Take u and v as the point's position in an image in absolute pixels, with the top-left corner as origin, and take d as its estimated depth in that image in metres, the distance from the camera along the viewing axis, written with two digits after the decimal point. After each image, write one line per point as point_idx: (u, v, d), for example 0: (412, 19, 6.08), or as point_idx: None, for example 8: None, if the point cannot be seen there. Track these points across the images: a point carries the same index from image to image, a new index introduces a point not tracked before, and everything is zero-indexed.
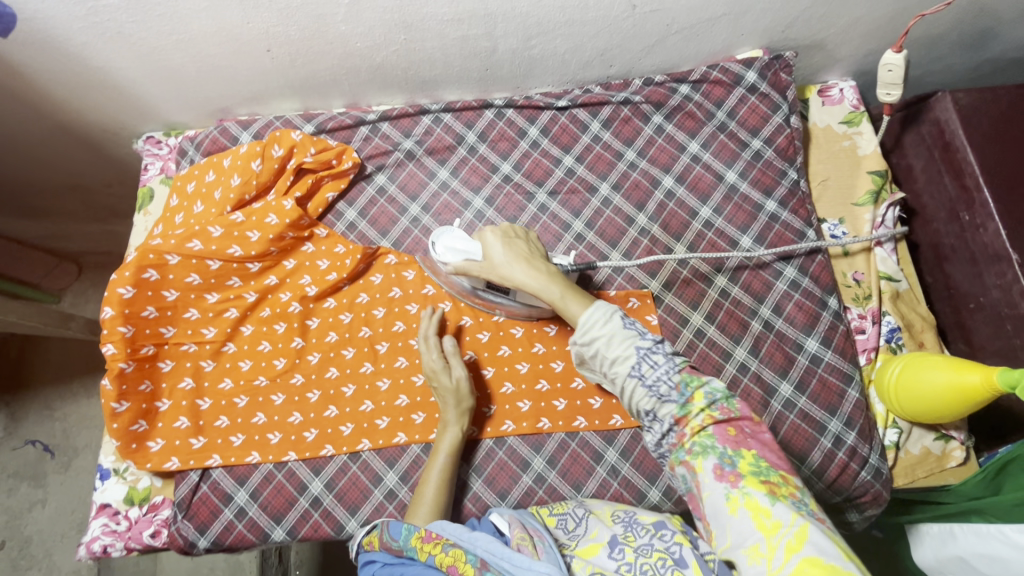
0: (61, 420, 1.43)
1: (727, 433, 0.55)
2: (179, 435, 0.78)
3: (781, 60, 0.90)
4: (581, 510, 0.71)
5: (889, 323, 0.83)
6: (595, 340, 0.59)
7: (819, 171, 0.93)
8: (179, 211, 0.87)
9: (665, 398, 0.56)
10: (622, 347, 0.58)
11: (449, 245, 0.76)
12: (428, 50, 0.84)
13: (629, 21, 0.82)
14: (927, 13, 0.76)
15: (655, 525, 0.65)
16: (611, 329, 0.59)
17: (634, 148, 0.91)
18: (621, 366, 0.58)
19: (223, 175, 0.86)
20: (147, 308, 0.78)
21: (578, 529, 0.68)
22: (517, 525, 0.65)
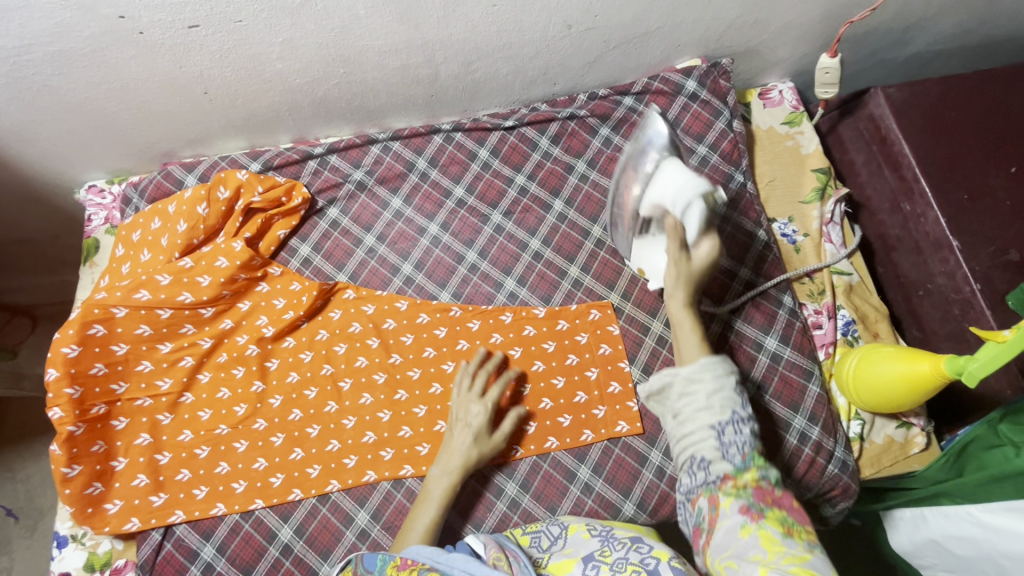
0: (23, 481, 1.37)
1: (767, 496, 0.56)
2: (137, 493, 0.75)
3: (719, 67, 0.92)
4: (556, 528, 0.70)
5: (843, 316, 0.85)
6: (701, 384, 0.63)
7: (765, 172, 0.95)
8: (126, 261, 0.85)
9: (727, 455, 0.59)
10: (721, 403, 0.62)
11: (678, 181, 0.69)
12: (370, 81, 0.84)
13: (567, 40, 0.83)
14: (859, 16, 0.79)
15: (631, 539, 0.64)
16: (719, 381, 0.62)
17: (585, 161, 0.92)
18: (706, 415, 0.61)
19: (168, 220, 0.84)
20: (96, 365, 0.75)
21: (550, 547, 0.67)
22: (494, 546, 0.64)
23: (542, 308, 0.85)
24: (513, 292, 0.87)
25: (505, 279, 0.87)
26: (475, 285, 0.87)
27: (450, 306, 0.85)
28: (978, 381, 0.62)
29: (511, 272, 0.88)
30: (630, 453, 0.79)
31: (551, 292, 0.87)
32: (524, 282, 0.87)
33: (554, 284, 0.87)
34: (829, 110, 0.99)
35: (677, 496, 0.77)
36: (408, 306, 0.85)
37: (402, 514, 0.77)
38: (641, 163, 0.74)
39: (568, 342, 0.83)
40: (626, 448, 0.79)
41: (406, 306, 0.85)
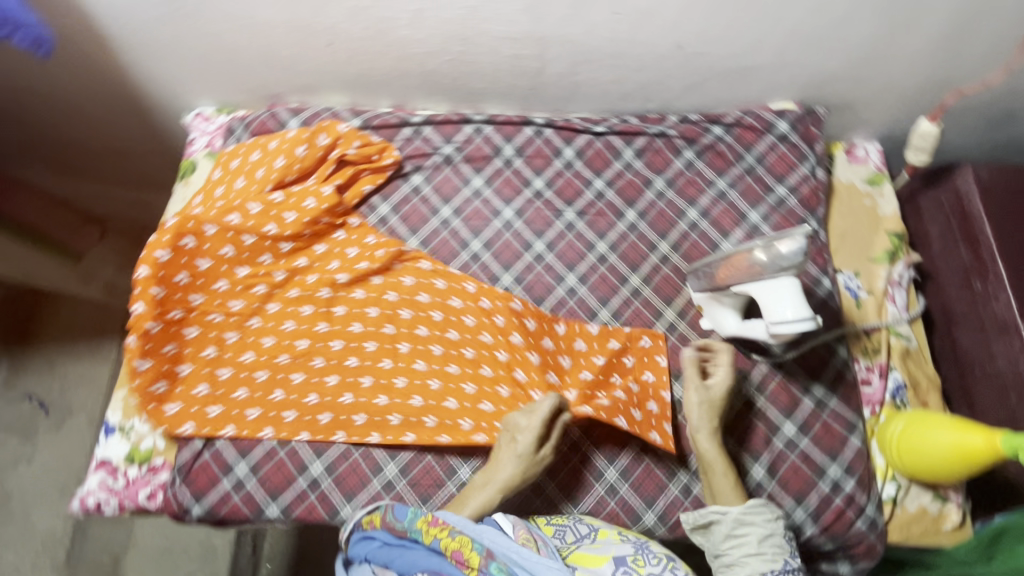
0: (60, 377, 1.43)
1: None
2: (195, 401, 0.79)
3: (812, 114, 0.94)
4: (583, 527, 0.71)
5: (895, 378, 0.85)
6: (751, 522, 0.68)
7: (838, 226, 0.95)
8: (220, 184, 0.90)
9: (790, 571, 0.65)
10: (773, 549, 0.67)
11: (797, 306, 0.69)
12: (480, 63, 0.88)
13: (674, 60, 0.86)
14: None
15: (666, 555, 0.64)
16: (773, 528, 0.68)
17: (664, 178, 0.95)
18: (759, 562, 0.66)
19: (267, 155, 0.90)
20: (181, 273, 0.80)
21: (578, 541, 0.69)
22: (522, 526, 0.65)
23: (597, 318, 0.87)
24: (572, 288, 0.89)
25: (568, 274, 0.90)
26: (538, 273, 0.90)
27: (511, 298, 0.87)
28: None
29: (574, 269, 0.90)
30: (659, 465, 0.80)
31: (610, 295, 0.89)
32: (585, 281, 0.89)
33: (613, 288, 0.89)
34: (912, 177, 0.99)
35: None
36: (474, 289, 0.88)
37: (430, 475, 0.79)
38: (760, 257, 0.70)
39: (616, 360, 0.85)
40: (657, 460, 0.80)
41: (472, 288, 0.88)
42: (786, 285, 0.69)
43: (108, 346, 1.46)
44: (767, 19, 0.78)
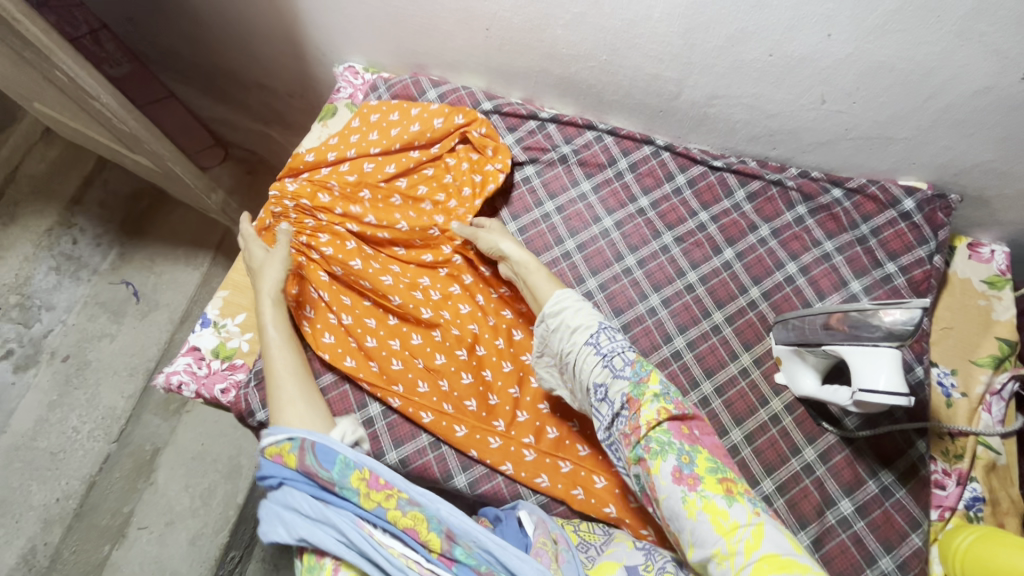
0: (156, 274, 1.56)
1: (682, 430, 0.62)
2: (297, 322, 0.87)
3: (945, 199, 0.89)
4: (603, 539, 0.70)
5: (973, 489, 0.79)
6: (565, 319, 0.72)
7: (944, 317, 0.91)
8: (357, 133, 0.97)
9: (619, 377, 0.66)
10: (585, 317, 0.71)
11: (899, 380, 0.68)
12: (619, 76, 0.92)
13: (812, 113, 0.86)
14: None
15: (677, 563, 0.62)
16: (579, 305, 0.72)
17: (770, 227, 0.94)
18: (581, 336, 0.70)
19: (405, 118, 0.96)
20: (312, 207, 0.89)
21: (593, 554, 0.68)
22: (542, 529, 0.67)
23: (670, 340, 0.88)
24: (653, 308, 0.90)
25: (652, 294, 0.90)
26: (622, 285, 0.91)
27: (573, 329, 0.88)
28: None
29: (660, 290, 0.91)
30: None
31: (690, 325, 0.89)
32: (668, 304, 0.90)
33: (695, 319, 0.89)
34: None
35: None
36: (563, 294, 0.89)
37: None
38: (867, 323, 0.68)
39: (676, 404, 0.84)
40: None
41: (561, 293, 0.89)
42: (887, 356, 0.68)
43: (203, 257, 1.60)
44: (923, 93, 0.77)
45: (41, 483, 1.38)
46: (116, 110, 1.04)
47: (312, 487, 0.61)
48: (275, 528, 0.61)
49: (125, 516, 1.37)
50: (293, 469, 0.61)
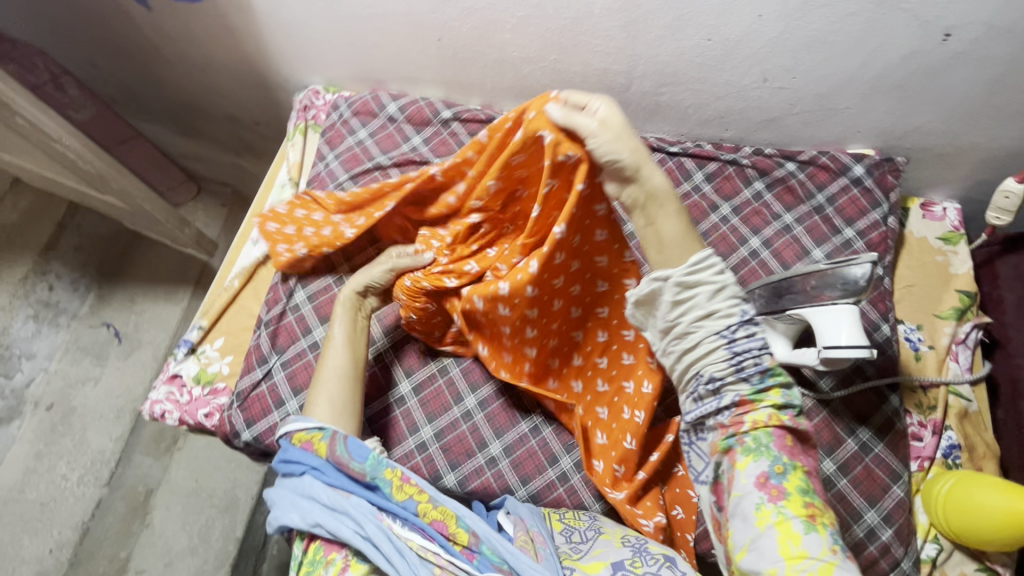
0: (136, 314, 1.56)
1: (785, 441, 0.59)
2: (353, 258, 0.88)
3: (891, 162, 0.93)
4: (590, 530, 0.72)
5: (949, 437, 0.82)
6: (701, 293, 0.61)
7: (905, 276, 0.94)
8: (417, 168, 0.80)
9: (743, 377, 0.61)
10: (729, 304, 0.62)
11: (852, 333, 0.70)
12: (570, 73, 0.95)
13: (757, 92, 0.89)
14: None
15: (665, 558, 0.65)
16: (723, 281, 0.61)
17: (731, 205, 0.97)
18: (716, 320, 0.62)
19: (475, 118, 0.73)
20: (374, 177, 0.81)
21: (580, 546, 0.69)
22: (522, 527, 0.70)
23: None
24: None
25: None
26: None
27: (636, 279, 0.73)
28: None
29: None
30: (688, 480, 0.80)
31: None
32: None
33: None
34: (990, 241, 0.94)
35: None
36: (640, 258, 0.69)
37: (462, 442, 0.83)
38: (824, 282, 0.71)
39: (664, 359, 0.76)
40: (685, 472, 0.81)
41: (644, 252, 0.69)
42: (845, 312, 0.71)
43: (182, 294, 1.58)
44: (855, 63, 0.81)
45: (34, 535, 1.36)
46: (81, 151, 1.06)
47: (339, 478, 0.66)
48: (287, 513, 0.64)
49: (122, 561, 1.35)
50: (323, 458, 0.66)
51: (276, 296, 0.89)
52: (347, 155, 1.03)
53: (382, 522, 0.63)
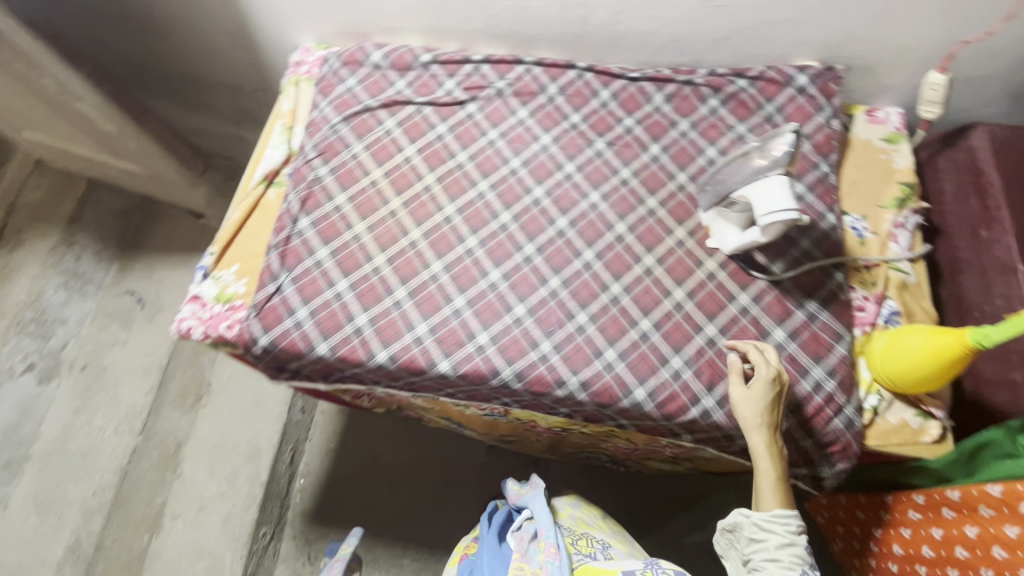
0: (156, 281, 1.69)
1: (582, 507, 1.11)
2: (973, 542, 0.79)
3: (833, 72, 1.02)
4: (602, 548, 0.99)
5: (890, 306, 0.92)
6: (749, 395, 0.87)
7: (851, 173, 1.02)
8: (928, 544, 0.86)
9: None
10: None
11: (779, 192, 0.80)
12: (535, 10, 1.05)
13: (704, 11, 0.99)
14: (972, 39, 0.92)
15: (674, 571, 0.85)
16: None
17: (688, 121, 1.05)
18: None
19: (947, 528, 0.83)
20: (950, 511, 0.83)
21: (597, 544, 1.00)
22: (525, 542, 0.95)
23: (616, 221, 0.98)
24: (595, 203, 1.00)
25: (592, 192, 1.01)
26: (566, 189, 1.01)
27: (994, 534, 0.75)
28: (1001, 339, 0.71)
29: (599, 188, 1.01)
30: (655, 353, 0.88)
31: (628, 211, 0.99)
32: (607, 198, 1.00)
33: (632, 206, 0.99)
34: (930, 140, 1.04)
35: (684, 399, 0.86)
36: (954, 515, 0.82)
37: (453, 336, 0.91)
38: (757, 159, 0.83)
39: (980, 552, 0.77)
40: (652, 347, 0.88)
41: (952, 515, 0.82)
42: (774, 183, 0.81)
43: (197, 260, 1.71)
44: None
45: (78, 480, 1.52)
46: (101, 109, 1.17)
47: (480, 555, 0.97)
48: None
49: (159, 505, 1.52)
50: None
51: (282, 224, 1.01)
52: (339, 101, 1.11)
53: (525, 543, 0.94)
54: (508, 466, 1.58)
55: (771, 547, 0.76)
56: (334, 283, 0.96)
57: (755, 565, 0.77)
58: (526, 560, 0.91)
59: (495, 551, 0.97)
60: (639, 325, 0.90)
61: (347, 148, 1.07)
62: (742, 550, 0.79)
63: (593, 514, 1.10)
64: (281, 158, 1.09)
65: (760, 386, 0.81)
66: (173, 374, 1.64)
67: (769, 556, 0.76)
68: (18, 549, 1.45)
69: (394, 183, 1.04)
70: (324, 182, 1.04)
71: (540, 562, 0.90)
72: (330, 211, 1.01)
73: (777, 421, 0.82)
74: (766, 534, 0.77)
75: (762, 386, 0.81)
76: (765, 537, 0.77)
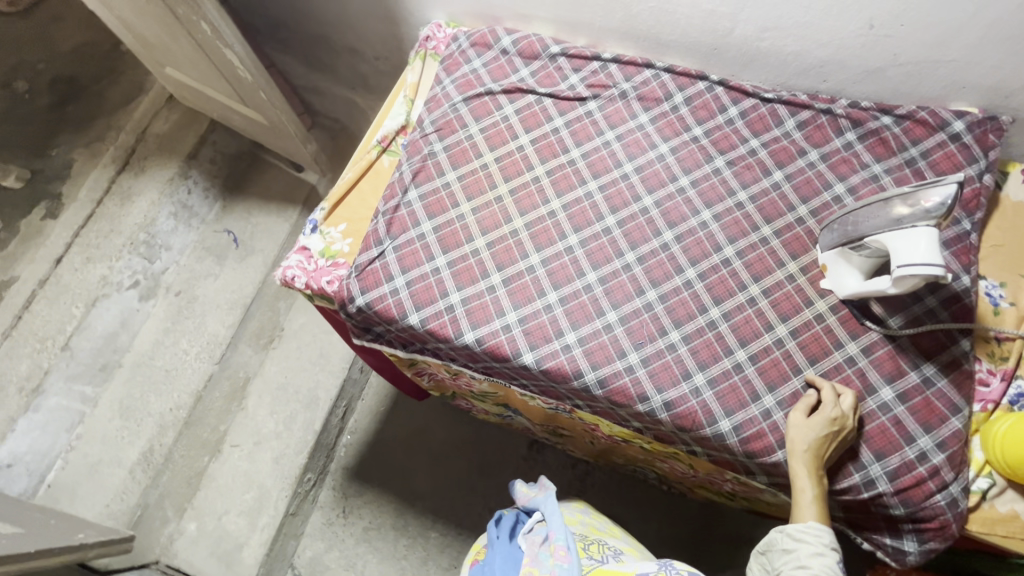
0: (252, 225, 1.81)
1: (593, 512, 1.08)
2: None
3: (994, 122, 0.94)
4: (615, 551, 0.95)
5: (1018, 386, 0.86)
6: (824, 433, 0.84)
7: (995, 236, 0.93)
8: None
9: None
10: None
11: (925, 246, 0.75)
12: (677, 15, 1.02)
13: (862, 39, 0.93)
14: None
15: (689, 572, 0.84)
16: None
17: (819, 152, 0.99)
18: None
19: None
20: None
21: (611, 547, 0.96)
22: (535, 543, 0.93)
23: (725, 244, 0.94)
24: (705, 222, 0.96)
25: (704, 210, 0.97)
26: (676, 203, 0.98)
27: None
28: None
29: (711, 207, 0.97)
30: (748, 387, 0.85)
31: (739, 236, 0.95)
32: (718, 219, 0.96)
33: (744, 232, 0.95)
34: None
35: (772, 440, 0.82)
36: None
37: (541, 330, 0.91)
38: (903, 206, 0.77)
39: None
40: (745, 380, 0.85)
41: None
42: (921, 235, 0.75)
43: (291, 211, 1.81)
44: (968, 11, 0.84)
45: (158, 394, 1.65)
46: (243, 57, 1.24)
47: (490, 556, 0.96)
48: None
49: (222, 433, 1.63)
50: None
51: (393, 192, 1.04)
52: (462, 81, 1.12)
53: (536, 547, 0.93)
54: (551, 464, 1.58)
55: (799, 555, 0.76)
56: (434, 258, 0.98)
57: None
58: (537, 565, 0.90)
59: (506, 551, 0.95)
60: (734, 355, 0.87)
61: (464, 127, 1.08)
62: (773, 562, 0.79)
63: (604, 521, 1.06)
64: (398, 128, 1.13)
65: (818, 420, 0.78)
66: (254, 314, 1.74)
67: (797, 564, 0.76)
68: (101, 446, 1.60)
69: (504, 169, 1.04)
70: (438, 157, 1.06)
71: (550, 567, 0.88)
72: (439, 187, 1.03)
73: (828, 454, 0.79)
74: (796, 544, 0.77)
75: (822, 421, 0.78)
76: (796, 546, 0.77)
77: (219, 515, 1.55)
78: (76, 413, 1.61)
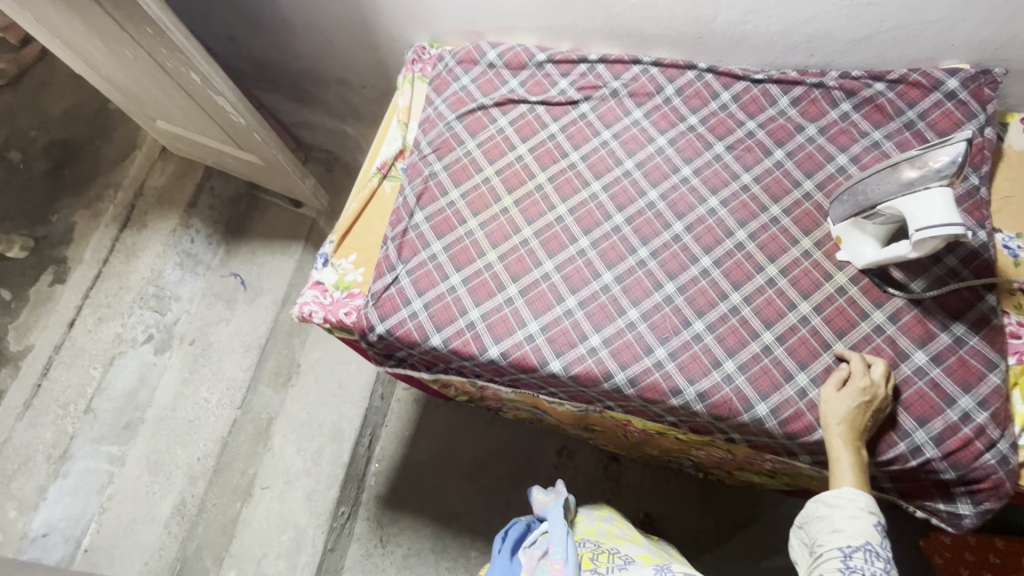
0: (258, 266, 1.82)
1: (616, 522, 1.05)
2: None
3: (988, 75, 0.94)
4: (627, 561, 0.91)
5: None
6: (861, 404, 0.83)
7: (1004, 188, 0.93)
8: None
9: None
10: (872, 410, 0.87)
11: (943, 206, 0.75)
12: (659, 9, 1.03)
13: (846, 11, 0.94)
14: None
15: None
16: None
17: (817, 126, 0.99)
18: None
19: None
20: None
21: (621, 555, 0.93)
22: (537, 557, 0.92)
23: (736, 229, 0.94)
24: (713, 209, 0.96)
25: (710, 197, 0.97)
26: (682, 193, 0.98)
27: None
28: None
29: (717, 193, 0.97)
30: (779, 368, 0.84)
31: (749, 219, 0.95)
32: (726, 204, 0.96)
33: (753, 214, 0.95)
34: None
35: (811, 418, 0.82)
36: None
37: (565, 335, 0.91)
38: (913, 169, 0.77)
39: None
40: (776, 361, 0.85)
41: None
42: (935, 196, 0.75)
43: (295, 247, 1.83)
44: None
45: (184, 445, 1.65)
46: (235, 103, 1.26)
47: (493, 569, 0.96)
48: None
49: (251, 476, 1.62)
50: None
51: (399, 217, 1.04)
52: (453, 99, 1.13)
53: (535, 560, 0.92)
54: (585, 468, 1.57)
55: (833, 520, 0.76)
56: (448, 277, 0.98)
57: (820, 541, 0.76)
58: None
59: (508, 566, 0.95)
60: (761, 338, 0.86)
61: (461, 145, 1.09)
62: (811, 533, 0.79)
63: (627, 529, 1.04)
64: (395, 153, 1.14)
65: (848, 392, 0.78)
66: (270, 353, 1.74)
67: (832, 528, 0.76)
68: (133, 504, 1.59)
69: (506, 180, 1.04)
70: (439, 177, 1.07)
71: None
72: (444, 207, 1.04)
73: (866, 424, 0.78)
74: (830, 510, 0.77)
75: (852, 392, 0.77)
76: (829, 512, 0.77)
77: (258, 559, 1.54)
78: (105, 474, 1.61)
